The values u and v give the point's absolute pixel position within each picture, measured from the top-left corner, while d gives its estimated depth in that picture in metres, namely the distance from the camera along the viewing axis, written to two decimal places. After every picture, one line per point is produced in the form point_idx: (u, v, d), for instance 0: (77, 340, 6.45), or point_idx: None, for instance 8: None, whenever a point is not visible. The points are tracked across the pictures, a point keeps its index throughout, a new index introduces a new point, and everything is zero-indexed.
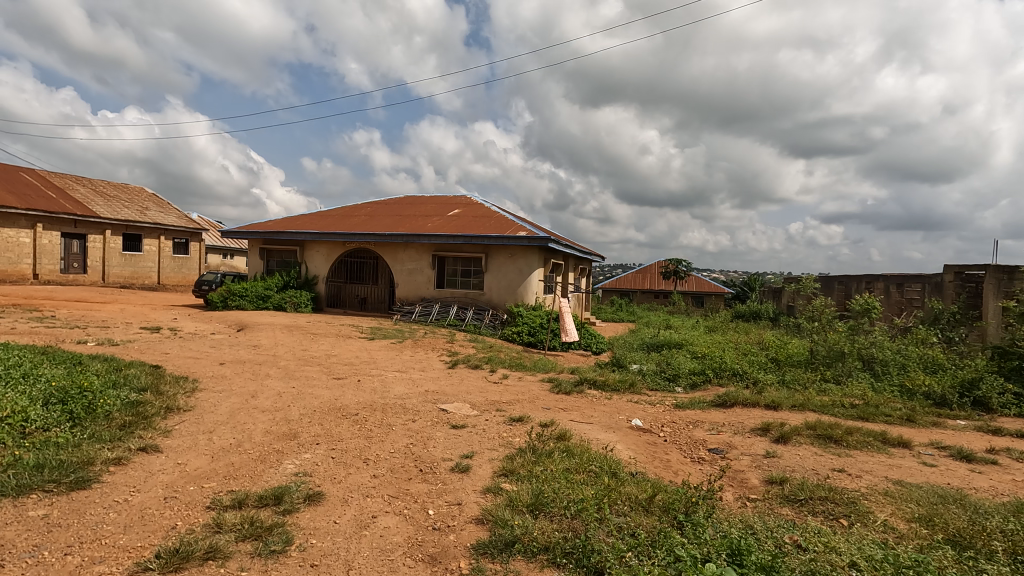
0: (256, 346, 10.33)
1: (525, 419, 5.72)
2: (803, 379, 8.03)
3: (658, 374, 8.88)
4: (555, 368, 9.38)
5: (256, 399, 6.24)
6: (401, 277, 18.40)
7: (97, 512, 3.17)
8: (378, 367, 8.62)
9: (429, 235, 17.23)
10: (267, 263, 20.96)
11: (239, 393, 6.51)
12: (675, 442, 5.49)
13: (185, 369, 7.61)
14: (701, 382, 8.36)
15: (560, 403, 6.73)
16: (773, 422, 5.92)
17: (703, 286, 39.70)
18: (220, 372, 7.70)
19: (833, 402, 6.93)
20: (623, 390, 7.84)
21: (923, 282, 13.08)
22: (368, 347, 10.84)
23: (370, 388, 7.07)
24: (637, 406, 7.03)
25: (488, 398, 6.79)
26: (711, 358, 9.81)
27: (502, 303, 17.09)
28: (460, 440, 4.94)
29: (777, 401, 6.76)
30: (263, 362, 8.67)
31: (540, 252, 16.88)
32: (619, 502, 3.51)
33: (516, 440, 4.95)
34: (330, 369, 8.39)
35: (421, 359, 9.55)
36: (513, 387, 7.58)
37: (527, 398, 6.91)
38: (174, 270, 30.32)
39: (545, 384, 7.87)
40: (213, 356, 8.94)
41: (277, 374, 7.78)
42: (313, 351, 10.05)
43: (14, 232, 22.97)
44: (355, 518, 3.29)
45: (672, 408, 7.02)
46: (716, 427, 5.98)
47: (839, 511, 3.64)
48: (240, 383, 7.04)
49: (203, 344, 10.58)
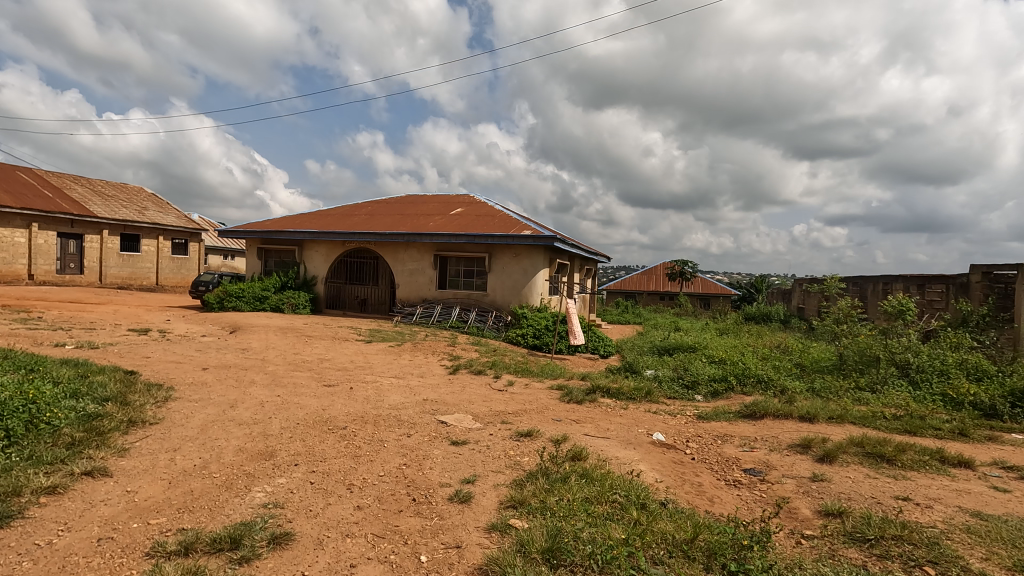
0: (246, 349, 9.72)
1: (535, 434, 5.08)
2: (835, 387, 7.35)
3: (675, 381, 8.23)
4: (565, 374, 8.74)
5: (235, 409, 5.61)
6: (402, 279, 17.79)
7: (6, 562, 2.55)
8: (374, 373, 7.99)
9: (431, 234, 16.61)
10: (265, 263, 20.38)
11: (219, 403, 5.88)
12: (704, 462, 4.84)
13: (164, 376, 7.00)
14: (723, 391, 7.69)
15: (571, 414, 6.08)
16: (813, 437, 5.26)
17: (709, 288, 39.05)
18: (202, 379, 7.08)
19: (874, 414, 6.27)
20: (639, 399, 7.20)
21: (946, 283, 12.38)
22: (364, 351, 10.23)
23: (362, 397, 6.43)
24: (656, 417, 6.38)
25: (492, 408, 6.15)
26: (732, 363, 9.15)
27: (505, 305, 16.44)
28: (461, 460, 4.30)
29: (813, 413, 6.11)
30: (250, 367, 8.06)
31: (546, 251, 16.24)
32: (654, 547, 2.89)
33: (525, 460, 4.30)
34: (322, 375, 7.76)
35: (420, 364, 8.92)
36: (519, 395, 6.94)
37: (535, 408, 6.27)
38: (173, 271, 29.79)
39: (554, 393, 7.22)
40: (198, 361, 8.33)
41: (264, 381, 7.16)
42: (306, 355, 9.42)
43: (9, 231, 22.47)
44: (328, 569, 2.66)
45: (694, 419, 6.37)
46: (748, 443, 5.33)
47: (921, 556, 2.98)
48: (221, 392, 6.41)
49: (190, 347, 9.99)
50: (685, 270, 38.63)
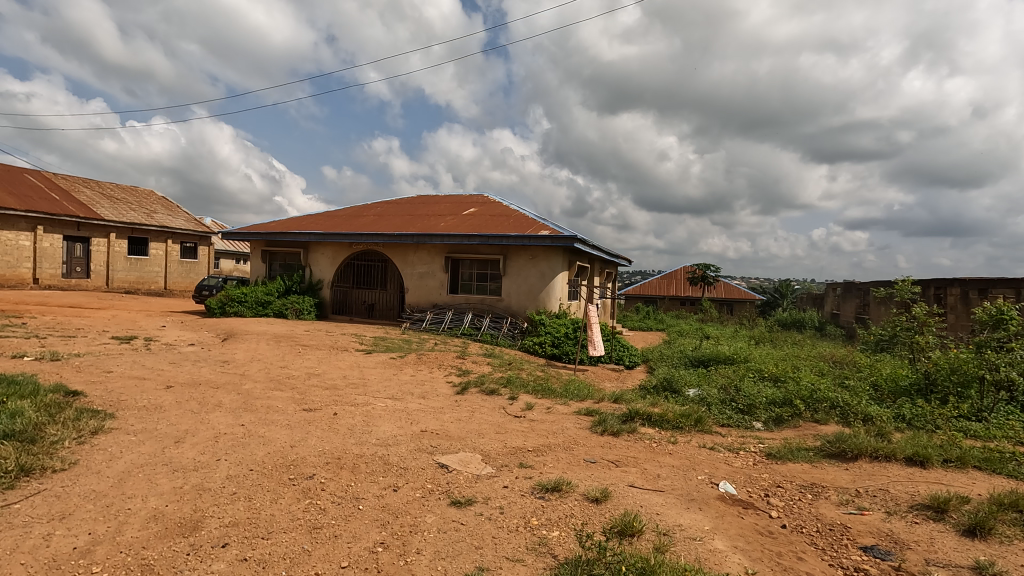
0: (227, 362, 8.53)
1: (567, 489, 3.76)
2: (932, 416, 5.89)
3: (726, 406, 6.84)
4: (593, 395, 7.24)
5: (178, 448, 4.36)
6: (411, 282, 16.61)
7: None
8: (367, 393, 6.73)
9: (442, 236, 15.41)
10: (271, 266, 19.38)
11: (165, 436, 4.66)
12: (802, 532, 3.49)
13: (113, 401, 5.78)
14: (788, 417, 6.29)
15: (609, 453, 4.79)
16: (947, 494, 3.84)
17: (732, 294, 37.51)
18: (159, 401, 5.87)
19: (1001, 453, 4.81)
20: (689, 430, 5.84)
21: (1016, 287, 10.78)
22: (362, 363, 8.97)
23: (345, 428, 5.15)
24: (715, 456, 5.02)
25: (506, 444, 4.86)
26: (791, 382, 7.70)
27: (522, 310, 15.16)
28: (463, 539, 2.99)
29: (926, 455, 4.68)
30: (225, 385, 6.86)
31: (565, 252, 14.93)
32: None
33: (555, 539, 3.01)
34: (305, 396, 6.50)
35: (423, 380, 7.62)
36: (541, 424, 5.65)
37: (562, 444, 4.99)
38: (182, 275, 28.97)
39: (583, 420, 5.89)
40: (166, 377, 7.14)
41: (233, 404, 5.91)
42: (293, 369, 8.18)
43: (13, 234, 21.77)
44: None
45: (765, 460, 4.97)
46: (854, 501, 3.95)
47: None
48: (173, 420, 5.17)
49: (166, 359, 8.81)
50: (707, 275, 36.85)
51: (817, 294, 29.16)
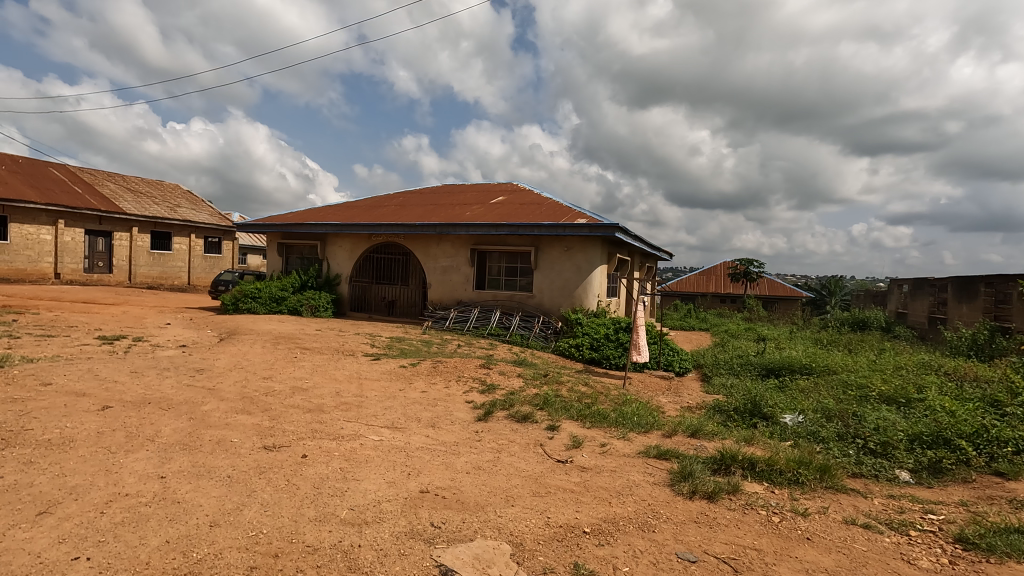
0: (203, 371, 6.98)
1: None
2: None
3: (849, 444, 4.94)
4: (660, 424, 5.42)
5: (32, 529, 2.74)
6: (433, 277, 15.01)
7: None
8: (358, 420, 5.07)
9: (467, 225, 13.72)
10: (287, 260, 18.05)
11: (31, 502, 3.05)
12: None
13: (14, 433, 4.23)
14: (950, 466, 4.38)
15: (719, 542, 2.98)
16: None
17: (777, 290, 34.82)
18: (75, 433, 4.31)
19: None
20: (813, 486, 3.98)
21: None
22: (364, 374, 7.33)
23: (307, 486, 3.46)
24: (880, 544, 3.17)
25: (548, 520, 3.11)
26: (925, 409, 5.70)
27: (555, 309, 13.40)
28: None
29: None
30: (184, 406, 5.30)
31: (603, 242, 13.07)
32: None
33: None
34: (277, 424, 4.86)
35: (434, 402, 5.90)
36: (598, 478, 3.89)
37: (634, 520, 3.21)
38: (204, 271, 28.08)
39: (656, 470, 4.11)
40: (120, 393, 5.65)
41: (173, 438, 4.31)
42: (279, 381, 6.59)
43: (34, 228, 21.04)
44: None
45: (965, 555, 3.09)
46: None
47: None
48: (70, 469, 3.58)
49: (137, 365, 7.31)
50: (750, 271, 34.22)
51: (878, 292, 26.42)
